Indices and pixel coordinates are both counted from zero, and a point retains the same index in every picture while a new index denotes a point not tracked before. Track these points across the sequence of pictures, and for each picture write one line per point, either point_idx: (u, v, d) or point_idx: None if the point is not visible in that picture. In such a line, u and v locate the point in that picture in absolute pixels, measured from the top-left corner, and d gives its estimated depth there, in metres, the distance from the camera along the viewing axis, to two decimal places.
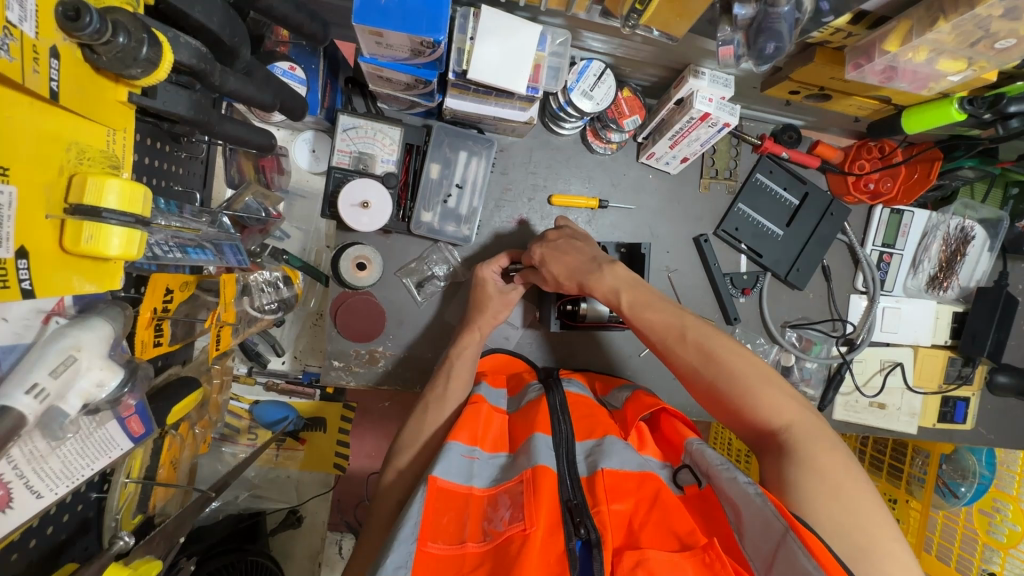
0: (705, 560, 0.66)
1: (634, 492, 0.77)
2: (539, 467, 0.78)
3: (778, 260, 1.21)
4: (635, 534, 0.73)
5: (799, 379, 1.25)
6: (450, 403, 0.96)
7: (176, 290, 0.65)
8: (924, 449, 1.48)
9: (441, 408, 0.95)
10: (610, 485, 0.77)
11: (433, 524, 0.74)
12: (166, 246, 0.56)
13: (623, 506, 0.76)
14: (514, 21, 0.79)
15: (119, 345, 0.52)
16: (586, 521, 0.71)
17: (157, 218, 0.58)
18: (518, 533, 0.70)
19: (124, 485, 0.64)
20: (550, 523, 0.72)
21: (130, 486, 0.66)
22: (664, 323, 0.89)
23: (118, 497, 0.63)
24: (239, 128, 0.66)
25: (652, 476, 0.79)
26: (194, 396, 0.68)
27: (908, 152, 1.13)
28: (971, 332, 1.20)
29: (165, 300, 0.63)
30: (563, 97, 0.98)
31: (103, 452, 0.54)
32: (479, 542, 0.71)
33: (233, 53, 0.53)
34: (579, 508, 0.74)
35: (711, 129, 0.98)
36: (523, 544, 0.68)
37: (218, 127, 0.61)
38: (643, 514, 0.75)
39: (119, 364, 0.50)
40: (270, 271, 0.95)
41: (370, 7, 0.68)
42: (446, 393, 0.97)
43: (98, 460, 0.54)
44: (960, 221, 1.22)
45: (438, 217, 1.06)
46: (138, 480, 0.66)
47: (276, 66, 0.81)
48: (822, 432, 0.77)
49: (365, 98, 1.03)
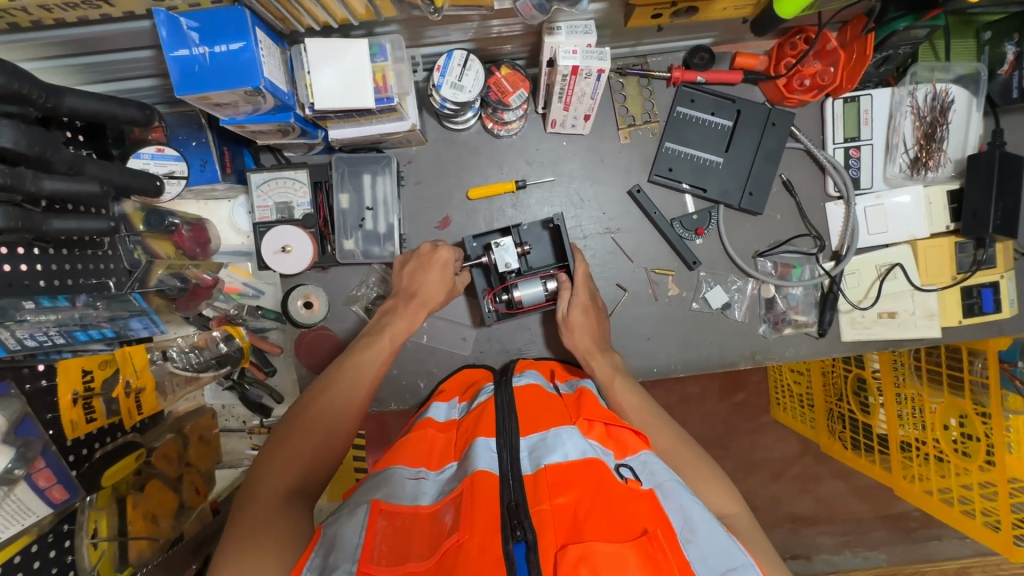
0: (648, 552, 0.57)
1: (578, 483, 0.65)
2: (478, 474, 0.68)
3: (727, 189, 1.12)
4: (579, 526, 0.61)
5: (786, 308, 1.15)
6: (368, 366, 0.90)
7: (95, 370, 0.80)
8: (981, 350, 1.22)
9: (357, 382, 0.87)
10: (553, 479, 0.67)
11: (377, 545, 0.61)
12: (49, 335, 0.72)
13: (566, 499, 0.64)
14: (339, 44, 0.82)
15: (10, 432, 0.66)
16: (524, 521, 0.62)
17: (26, 317, 0.68)
18: (452, 546, 0.60)
19: (92, 544, 0.82)
20: (488, 529, 0.61)
21: (103, 544, 0.84)
22: (637, 410, 0.92)
23: (89, 557, 0.82)
24: (82, 221, 0.68)
25: (597, 463, 0.68)
26: (131, 457, 0.89)
27: (843, 36, 0.99)
28: (971, 209, 1.04)
29: (84, 381, 0.78)
30: (436, 96, 0.98)
31: (19, 518, 0.69)
32: (422, 560, 0.60)
33: (43, 161, 0.60)
34: (518, 507, 0.64)
35: (590, 79, 0.93)
36: (457, 558, 0.58)
37: (45, 225, 0.63)
38: (588, 503, 0.63)
39: (5, 446, 0.64)
40: (188, 335, 1.08)
41: (187, 78, 0.73)
42: (363, 366, 0.89)
43: (13, 526, 0.68)
44: (929, 89, 1.06)
45: (361, 241, 1.10)
46: (108, 538, 0.85)
47: (141, 153, 0.94)
48: (753, 526, 0.76)
49: (274, 152, 1.11)
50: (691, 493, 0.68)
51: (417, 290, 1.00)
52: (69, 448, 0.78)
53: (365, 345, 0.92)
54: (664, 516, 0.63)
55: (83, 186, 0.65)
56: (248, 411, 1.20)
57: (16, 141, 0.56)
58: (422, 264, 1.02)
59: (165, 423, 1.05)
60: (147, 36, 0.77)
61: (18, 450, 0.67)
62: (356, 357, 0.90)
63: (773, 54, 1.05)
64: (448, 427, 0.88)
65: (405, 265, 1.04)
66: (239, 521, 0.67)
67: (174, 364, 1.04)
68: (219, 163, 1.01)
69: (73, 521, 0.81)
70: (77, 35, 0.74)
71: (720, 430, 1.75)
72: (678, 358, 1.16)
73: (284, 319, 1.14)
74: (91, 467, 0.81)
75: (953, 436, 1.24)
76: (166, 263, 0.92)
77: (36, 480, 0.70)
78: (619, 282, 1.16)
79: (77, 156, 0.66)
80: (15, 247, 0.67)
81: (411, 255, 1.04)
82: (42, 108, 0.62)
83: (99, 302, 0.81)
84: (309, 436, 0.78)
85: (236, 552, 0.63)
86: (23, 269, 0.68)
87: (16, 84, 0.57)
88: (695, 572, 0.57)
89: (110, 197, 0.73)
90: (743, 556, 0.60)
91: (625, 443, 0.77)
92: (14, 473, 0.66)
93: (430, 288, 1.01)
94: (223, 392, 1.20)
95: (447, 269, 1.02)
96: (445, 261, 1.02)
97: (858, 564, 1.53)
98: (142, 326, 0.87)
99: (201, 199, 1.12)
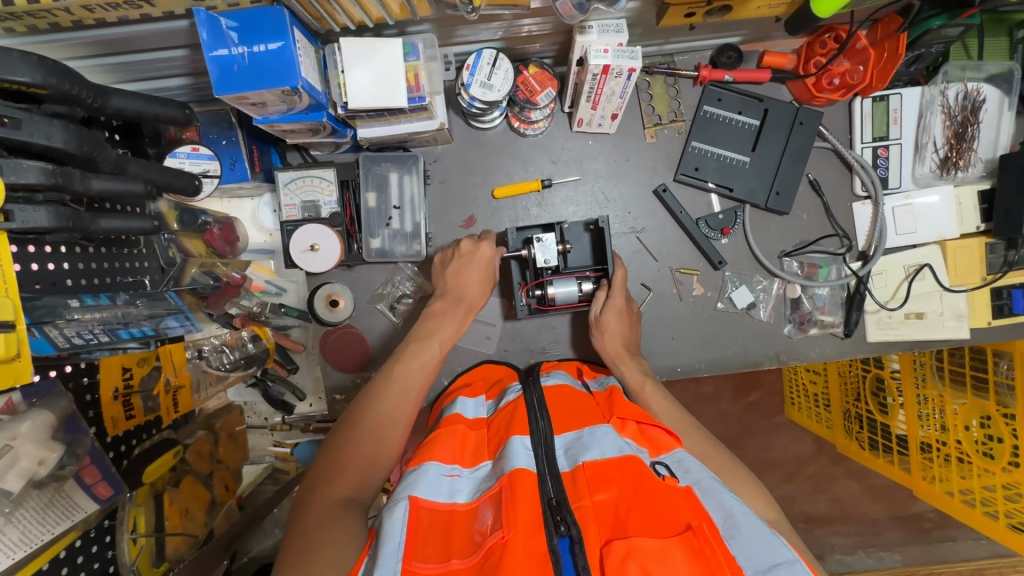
0: (694, 547, 0.56)
1: (617, 480, 0.66)
2: (517, 471, 0.67)
3: (753, 188, 1.12)
4: (622, 523, 0.61)
5: (812, 309, 1.14)
6: (416, 371, 0.90)
7: (135, 367, 0.83)
8: (1008, 351, 1.19)
9: (406, 390, 0.87)
10: (591, 477, 0.67)
11: (419, 546, 0.61)
12: (92, 335, 0.69)
13: (607, 496, 0.64)
14: (373, 43, 0.82)
15: (60, 429, 0.68)
16: (567, 517, 0.61)
17: (75, 312, 0.68)
18: (497, 542, 0.59)
19: (131, 540, 0.83)
20: (531, 526, 0.60)
21: (141, 540, 0.85)
22: (670, 414, 0.94)
23: (129, 553, 0.83)
24: (121, 221, 0.68)
25: (635, 460, 0.68)
26: (170, 455, 0.87)
27: (874, 34, 0.98)
28: (1003, 209, 1.04)
29: (124, 378, 0.80)
30: (465, 95, 0.97)
31: (69, 514, 0.70)
32: (465, 558, 0.59)
33: (91, 161, 0.61)
34: (560, 504, 0.63)
35: (620, 79, 0.93)
36: (502, 554, 0.57)
37: (93, 225, 0.63)
38: (630, 500, 0.63)
39: (57, 443, 0.67)
40: (217, 336, 1.09)
41: (222, 77, 0.74)
42: (411, 374, 0.89)
43: (64, 522, 0.70)
44: (960, 88, 1.05)
45: (387, 240, 1.10)
46: (147, 534, 0.86)
47: (177, 152, 0.96)
48: (790, 530, 0.78)
49: (300, 151, 1.11)
50: (729, 489, 0.67)
51: (463, 291, 1.01)
52: (109, 444, 0.81)
53: (412, 352, 0.92)
54: (704, 510, 0.62)
55: (126, 185, 0.66)
56: (271, 409, 1.24)
57: (65, 141, 0.57)
58: (464, 264, 1.02)
59: (195, 420, 1.08)
60: (183, 35, 0.78)
61: (68, 446, 0.70)
62: (404, 364, 0.90)
63: (802, 52, 1.04)
64: (477, 424, 0.88)
65: (446, 265, 1.05)
66: (299, 523, 0.68)
67: (209, 363, 1.05)
68: (248, 161, 1.02)
69: (113, 517, 0.82)
70: (115, 35, 0.74)
71: (736, 429, 1.73)
72: (702, 358, 1.16)
73: (309, 317, 1.16)
74: (129, 463, 0.84)
75: (975, 436, 1.22)
76: (199, 262, 0.95)
77: (83, 477, 0.73)
78: (644, 281, 1.15)
79: (121, 156, 0.67)
80: (58, 246, 0.68)
81: (449, 254, 1.06)
82: (89, 108, 0.63)
83: (138, 300, 0.81)
84: (363, 442, 0.79)
85: (296, 553, 0.62)
86: (66, 268, 0.69)
87: (67, 85, 0.57)
88: (742, 566, 0.56)
89: (151, 195, 0.74)
90: (787, 551, 0.58)
91: (659, 441, 0.77)
92: (64, 469, 0.69)
93: (473, 291, 1.01)
94: (246, 390, 1.24)
95: (490, 265, 1.03)
96: (488, 257, 1.03)
97: (872, 565, 1.52)
98: (179, 324, 0.86)
99: (226, 197, 1.13)
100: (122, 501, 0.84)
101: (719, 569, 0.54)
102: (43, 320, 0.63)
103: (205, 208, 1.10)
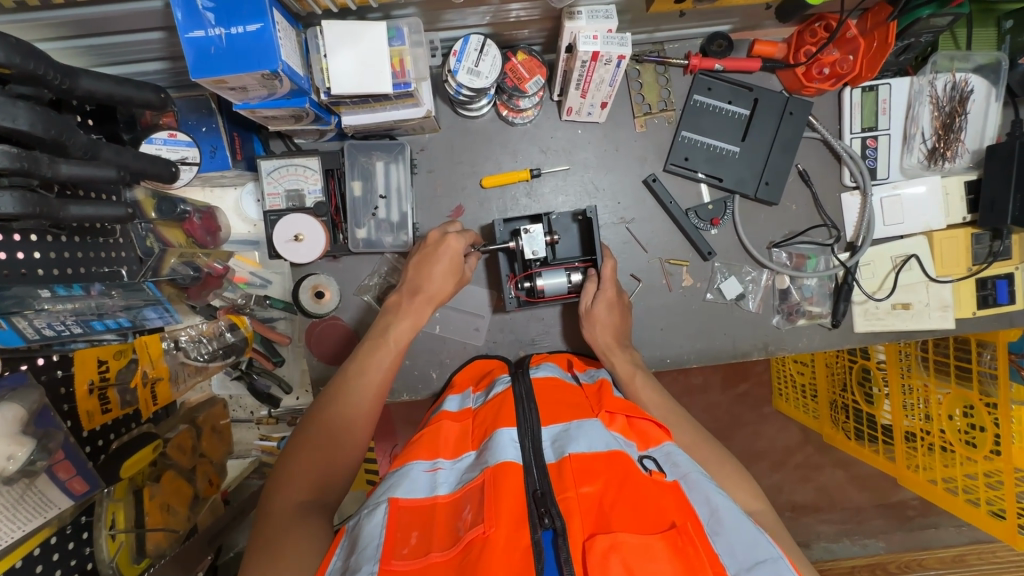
0: (678, 545, 0.55)
1: (603, 473, 0.65)
2: (501, 463, 0.66)
3: (742, 178, 1.11)
4: (606, 517, 0.60)
5: (800, 300, 1.15)
6: (372, 368, 0.88)
7: (111, 360, 0.83)
8: (990, 341, 1.19)
9: (362, 390, 0.85)
10: (577, 468, 0.66)
11: (400, 543, 0.60)
12: (63, 325, 0.72)
13: (592, 488, 0.64)
14: (357, 26, 0.80)
15: (29, 422, 0.67)
16: (552, 509, 0.60)
17: (44, 303, 0.68)
18: (478, 537, 0.58)
19: (110, 536, 0.83)
20: (514, 521, 0.60)
21: (120, 536, 0.85)
22: (659, 405, 0.94)
23: (108, 549, 0.83)
24: (90, 209, 0.66)
25: (621, 455, 0.67)
26: (149, 450, 0.88)
27: (864, 23, 0.98)
28: (989, 201, 1.05)
29: (100, 371, 0.81)
30: (452, 81, 0.95)
31: (41, 511, 0.70)
32: (445, 551, 0.59)
33: (60, 144, 0.59)
34: (544, 496, 0.62)
35: (609, 66, 0.91)
36: (483, 548, 0.56)
37: (62, 212, 0.61)
38: (614, 495, 0.62)
39: (27, 438, 0.66)
40: (195, 326, 1.06)
41: (201, 60, 0.71)
42: (370, 372, 0.87)
43: (36, 518, 0.70)
44: (948, 78, 1.05)
45: (374, 230, 1.08)
46: (126, 530, 0.85)
47: (153, 138, 0.93)
48: (776, 521, 0.78)
49: (284, 139, 1.09)
50: (715, 484, 0.67)
51: (422, 284, 0.97)
52: (86, 439, 0.81)
53: (371, 351, 0.90)
54: (690, 507, 0.62)
55: (100, 171, 0.64)
56: (257, 402, 1.23)
57: (32, 123, 0.54)
58: (430, 255, 0.98)
59: (177, 414, 1.07)
60: (158, 17, 0.75)
61: (39, 441, 0.69)
62: (361, 362, 0.88)
63: (792, 41, 1.03)
64: (463, 416, 0.87)
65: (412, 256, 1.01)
66: (257, 533, 0.68)
67: (186, 355, 1.03)
68: (229, 149, 0.99)
69: (90, 513, 0.82)
70: (86, 15, 0.71)
71: (723, 421, 1.72)
72: (691, 349, 1.16)
73: (294, 309, 1.14)
74: (107, 458, 0.84)
75: (958, 425, 1.22)
76: (178, 252, 0.93)
77: (56, 472, 0.72)
78: (634, 272, 1.15)
79: (93, 141, 0.65)
80: (28, 234, 0.65)
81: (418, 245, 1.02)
82: (57, 90, 0.61)
83: (115, 292, 0.79)
84: (318, 445, 0.78)
85: (257, 568, 0.62)
86: (36, 257, 0.67)
87: (33, 64, 0.55)
88: (725, 564, 0.56)
89: (124, 182, 0.71)
90: (770, 548, 0.57)
91: (647, 435, 0.77)
92: (37, 465, 0.68)
93: (437, 282, 0.97)
94: (231, 383, 1.21)
95: (457, 257, 0.99)
96: (455, 248, 0.99)
97: (856, 553, 1.57)
98: (156, 315, 0.88)
99: (207, 186, 1.10)
100: (99, 497, 0.84)
101: (702, 568, 0.53)
102: (12, 311, 0.64)
103: (187, 197, 1.07)
